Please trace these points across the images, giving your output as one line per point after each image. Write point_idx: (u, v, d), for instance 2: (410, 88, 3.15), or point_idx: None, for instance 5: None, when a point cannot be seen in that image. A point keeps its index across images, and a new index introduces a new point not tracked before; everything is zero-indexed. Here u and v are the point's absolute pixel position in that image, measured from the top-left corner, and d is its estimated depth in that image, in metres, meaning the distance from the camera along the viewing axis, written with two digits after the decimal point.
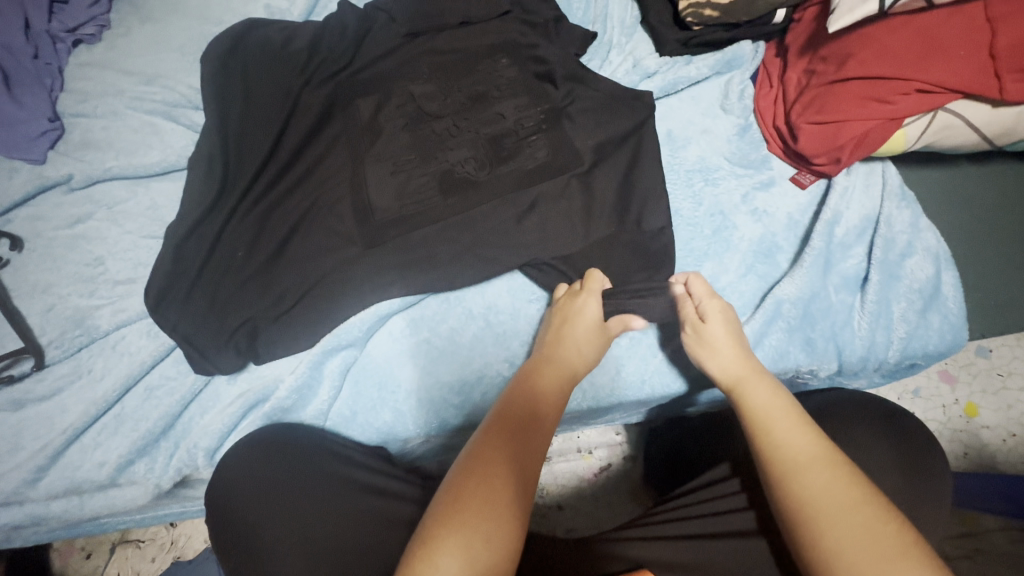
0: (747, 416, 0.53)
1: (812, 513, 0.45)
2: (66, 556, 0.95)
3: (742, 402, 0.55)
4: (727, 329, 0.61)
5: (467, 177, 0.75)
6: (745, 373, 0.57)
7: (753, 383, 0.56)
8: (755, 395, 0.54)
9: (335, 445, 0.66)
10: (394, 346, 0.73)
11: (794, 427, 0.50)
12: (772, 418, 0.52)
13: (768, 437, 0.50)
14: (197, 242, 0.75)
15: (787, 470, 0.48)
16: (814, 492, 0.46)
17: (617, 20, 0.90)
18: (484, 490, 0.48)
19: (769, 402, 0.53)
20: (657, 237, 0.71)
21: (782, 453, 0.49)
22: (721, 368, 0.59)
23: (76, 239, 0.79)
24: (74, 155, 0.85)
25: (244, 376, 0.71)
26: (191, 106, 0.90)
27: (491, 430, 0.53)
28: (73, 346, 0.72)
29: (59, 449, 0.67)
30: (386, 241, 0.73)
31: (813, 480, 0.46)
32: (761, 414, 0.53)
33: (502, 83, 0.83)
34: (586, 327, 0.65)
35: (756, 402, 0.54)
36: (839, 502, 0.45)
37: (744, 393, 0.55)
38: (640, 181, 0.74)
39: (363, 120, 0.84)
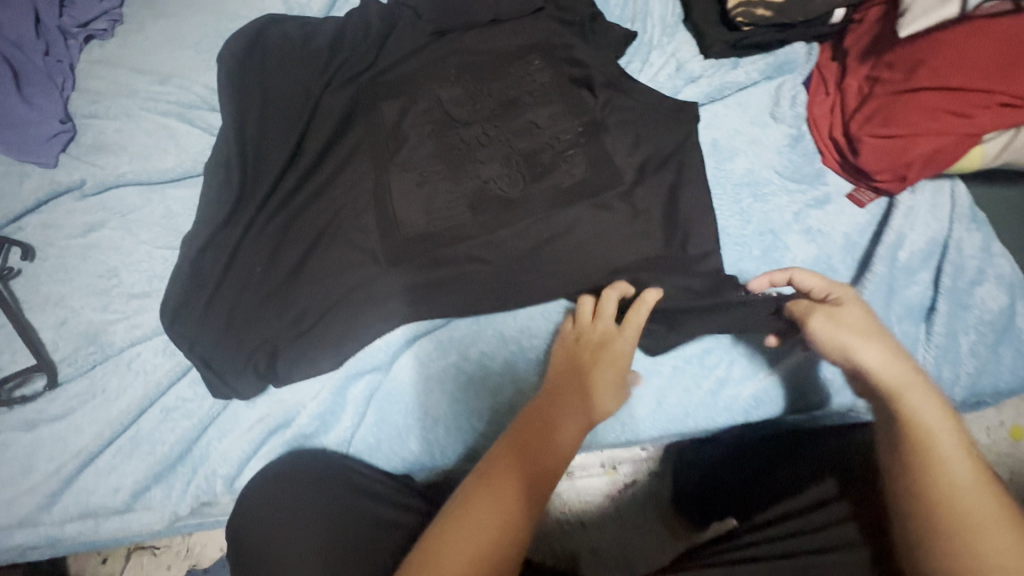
0: (918, 435, 0.44)
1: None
2: (81, 565, 0.94)
3: (909, 412, 0.45)
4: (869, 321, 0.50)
5: (501, 194, 0.73)
6: (908, 380, 0.46)
7: (920, 395, 0.45)
8: (919, 409, 0.45)
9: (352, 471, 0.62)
10: (421, 371, 0.68)
11: (973, 466, 0.42)
12: (937, 447, 0.43)
13: (938, 475, 0.42)
14: (214, 255, 0.71)
15: (961, 523, 0.40)
16: (988, 557, 0.39)
17: (657, 19, 0.84)
18: (500, 500, 0.43)
19: (937, 423, 0.44)
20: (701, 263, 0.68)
21: (953, 497, 0.41)
22: (872, 364, 0.47)
23: (89, 249, 0.76)
24: (88, 159, 0.82)
25: (262, 399, 0.67)
26: (207, 107, 0.86)
27: (519, 433, 0.48)
28: (87, 363, 0.68)
29: (72, 474, 0.64)
30: (412, 257, 0.70)
31: (990, 541, 0.39)
32: (927, 436, 0.44)
33: (535, 88, 0.79)
34: (620, 360, 0.54)
35: (925, 420, 0.44)
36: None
37: (909, 405, 0.45)
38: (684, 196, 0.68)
39: (388, 126, 0.80)
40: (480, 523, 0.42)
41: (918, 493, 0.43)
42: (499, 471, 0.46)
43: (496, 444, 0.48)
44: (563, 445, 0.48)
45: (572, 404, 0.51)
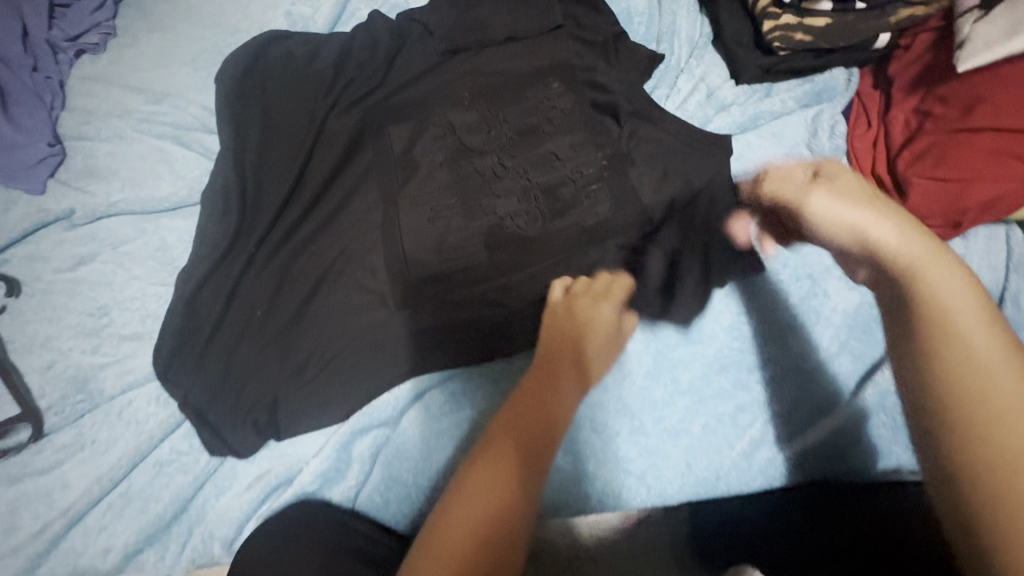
0: (921, 311, 0.37)
1: (1002, 462, 0.31)
2: None
3: (916, 290, 0.38)
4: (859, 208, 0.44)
5: (518, 232, 0.68)
6: (921, 261, 0.39)
7: (938, 275, 0.38)
8: (934, 285, 0.38)
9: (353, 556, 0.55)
10: (433, 425, 0.64)
11: (991, 349, 0.35)
12: (952, 324, 0.36)
13: (955, 355, 0.35)
14: (210, 294, 0.66)
15: (983, 406, 0.33)
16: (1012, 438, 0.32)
17: (685, 39, 0.79)
18: (507, 475, 0.41)
19: (953, 297, 0.37)
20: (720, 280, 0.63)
21: (969, 370, 0.34)
22: (883, 250, 0.41)
23: (78, 284, 0.71)
24: (78, 185, 0.77)
25: (264, 454, 0.63)
26: (205, 129, 0.81)
27: (519, 411, 0.47)
28: (75, 412, 0.64)
29: (58, 535, 0.60)
30: (423, 300, 0.66)
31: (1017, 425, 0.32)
32: (942, 312, 0.37)
33: (554, 115, 0.74)
34: (603, 333, 0.58)
35: (942, 296, 0.37)
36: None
37: (926, 285, 0.38)
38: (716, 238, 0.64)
39: (396, 152, 0.75)
40: (487, 505, 0.40)
41: (929, 372, 0.35)
42: (501, 446, 0.44)
43: (495, 421, 0.47)
44: (558, 409, 0.49)
45: (562, 371, 0.53)
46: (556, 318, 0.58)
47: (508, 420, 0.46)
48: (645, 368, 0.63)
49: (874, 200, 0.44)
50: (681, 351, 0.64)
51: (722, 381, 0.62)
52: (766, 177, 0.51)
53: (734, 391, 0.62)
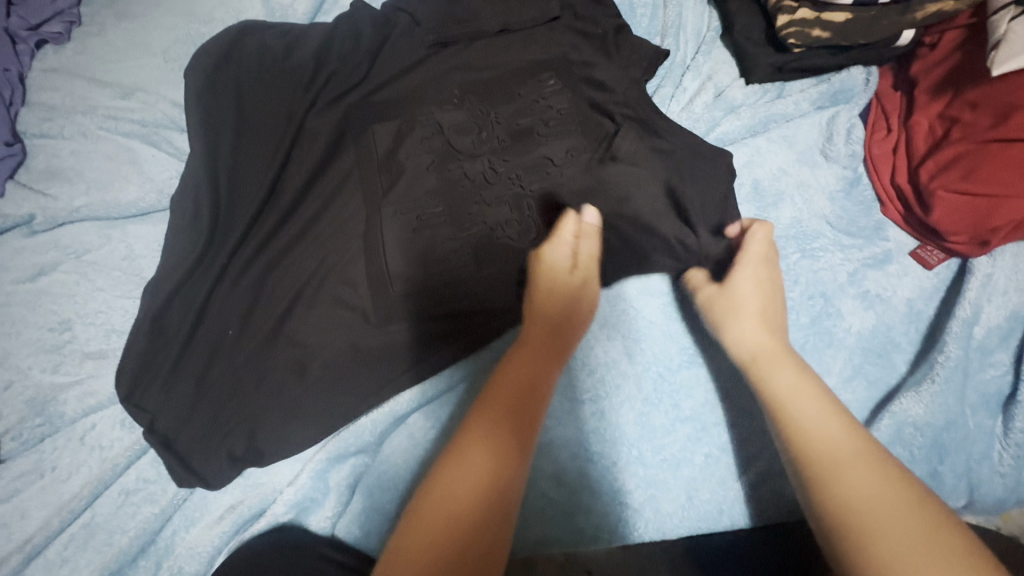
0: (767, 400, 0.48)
1: (849, 516, 0.39)
2: None
3: (761, 385, 0.49)
4: (756, 289, 0.55)
5: (510, 244, 0.63)
6: (764, 352, 0.51)
7: (773, 362, 0.50)
8: (772, 381, 0.48)
9: None
10: (421, 454, 0.59)
11: (832, 424, 0.44)
12: (799, 414, 0.45)
13: (798, 437, 0.44)
14: (181, 310, 0.63)
15: (824, 472, 0.41)
16: (854, 493, 0.39)
17: (691, 33, 0.73)
18: (485, 447, 0.43)
19: (795, 388, 0.47)
20: None
21: (814, 449, 0.43)
22: (741, 342, 0.52)
23: (38, 297, 0.66)
24: (39, 188, 0.72)
25: (237, 483, 0.59)
26: (176, 127, 0.75)
27: (494, 398, 0.47)
28: (34, 437, 0.60)
29: (14, 571, 0.55)
30: (406, 317, 0.61)
31: (851, 480, 0.40)
32: (782, 406, 0.46)
33: (550, 116, 0.69)
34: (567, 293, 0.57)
35: (777, 391, 0.47)
36: (875, 504, 0.38)
37: (762, 374, 0.49)
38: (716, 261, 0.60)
39: (380, 155, 0.70)
40: (466, 480, 0.41)
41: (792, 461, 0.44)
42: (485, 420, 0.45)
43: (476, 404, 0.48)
44: (545, 383, 0.50)
45: (548, 349, 0.53)
46: (540, 286, 0.57)
47: (493, 399, 0.47)
48: (644, 390, 0.59)
49: (773, 308, 0.54)
50: (684, 374, 0.60)
51: (727, 408, 0.59)
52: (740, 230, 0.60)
53: (739, 420, 0.58)
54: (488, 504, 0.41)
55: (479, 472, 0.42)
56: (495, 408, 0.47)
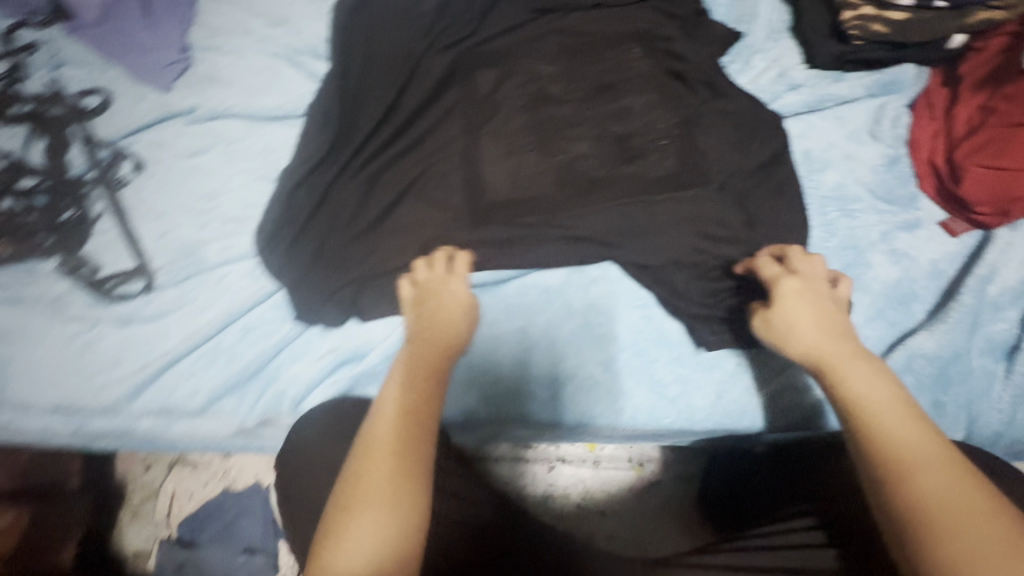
0: (841, 394, 0.45)
1: (926, 519, 0.37)
2: None
3: (835, 379, 0.47)
4: (802, 301, 0.53)
5: (588, 173, 0.74)
6: (831, 348, 0.49)
7: (843, 358, 0.48)
8: (856, 379, 0.46)
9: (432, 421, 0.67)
10: (490, 331, 0.72)
11: (902, 420, 0.42)
12: (883, 411, 0.43)
13: (868, 423, 0.42)
14: (307, 193, 0.75)
15: (898, 467, 0.40)
16: (934, 499, 0.38)
17: (764, 23, 0.84)
18: (382, 470, 0.44)
19: (874, 387, 0.45)
20: (769, 239, 0.70)
21: (895, 447, 0.41)
22: (803, 342, 0.51)
23: (192, 171, 0.81)
24: (199, 88, 0.87)
25: (336, 331, 0.73)
26: (313, 54, 0.89)
27: (376, 442, 0.46)
28: (180, 275, 0.74)
29: (157, 370, 0.70)
30: (491, 222, 0.73)
31: (933, 483, 0.39)
32: (858, 403, 0.44)
33: (633, 76, 0.80)
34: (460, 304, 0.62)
35: (867, 390, 0.44)
36: (959, 502, 0.38)
37: (835, 369, 0.47)
38: (757, 213, 0.71)
39: (482, 94, 0.83)
40: (361, 517, 0.43)
41: (867, 453, 0.42)
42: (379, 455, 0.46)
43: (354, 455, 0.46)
44: (437, 384, 0.52)
45: (435, 356, 0.55)
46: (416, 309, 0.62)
47: (373, 449, 0.46)
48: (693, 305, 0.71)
49: (841, 323, 0.51)
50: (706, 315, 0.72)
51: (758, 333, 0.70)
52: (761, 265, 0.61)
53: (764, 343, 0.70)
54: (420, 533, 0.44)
55: (367, 514, 0.43)
56: (386, 429, 0.47)
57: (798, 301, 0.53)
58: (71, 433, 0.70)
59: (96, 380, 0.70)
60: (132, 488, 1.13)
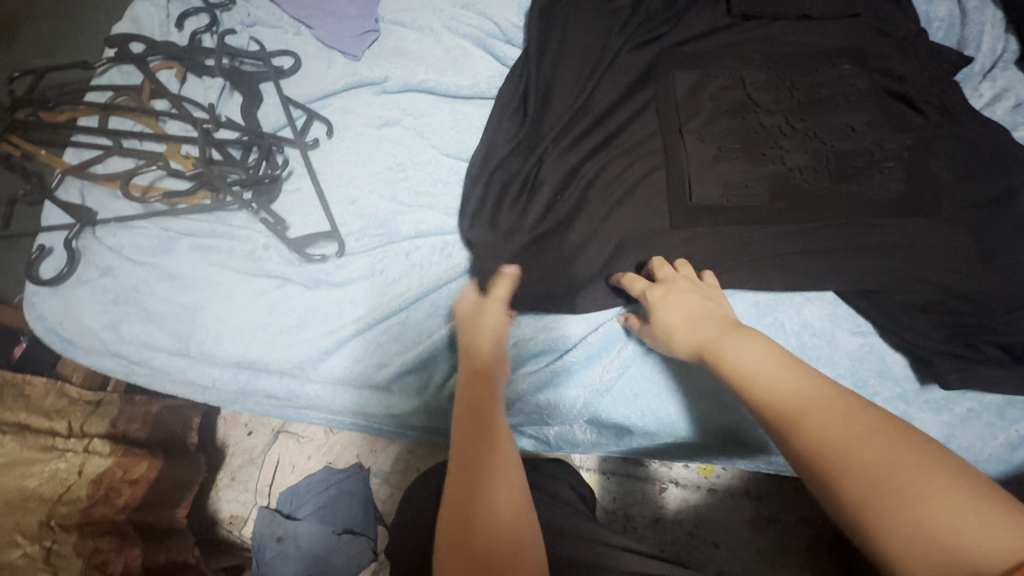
0: (730, 380, 0.51)
1: (828, 461, 0.41)
2: (230, 427, 1.02)
3: (723, 364, 0.52)
4: (674, 293, 0.60)
5: (803, 186, 0.70)
6: (714, 333, 0.56)
7: (725, 341, 0.54)
8: (732, 355, 0.52)
9: (634, 426, 0.67)
10: None
11: (785, 378, 0.48)
12: (760, 376, 0.49)
13: (756, 395, 0.48)
14: (506, 180, 0.75)
15: (789, 423, 0.45)
16: (817, 437, 0.43)
17: (987, 51, 0.79)
18: (466, 456, 0.52)
19: (762, 362, 0.50)
20: (1010, 278, 0.64)
21: (776, 405, 0.46)
22: (683, 342, 0.58)
23: (382, 141, 0.80)
24: (387, 60, 0.87)
25: (528, 321, 0.70)
26: (502, 39, 0.88)
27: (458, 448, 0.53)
28: (372, 243, 0.72)
29: (344, 338, 0.69)
30: (699, 224, 0.70)
31: (817, 423, 0.43)
32: (744, 377, 0.50)
33: (850, 92, 0.76)
34: (472, 316, 0.66)
35: (743, 365, 0.51)
36: (848, 431, 0.42)
37: (722, 356, 0.53)
38: (992, 246, 0.66)
39: (678, 95, 0.80)
40: (462, 501, 0.49)
41: (762, 417, 0.48)
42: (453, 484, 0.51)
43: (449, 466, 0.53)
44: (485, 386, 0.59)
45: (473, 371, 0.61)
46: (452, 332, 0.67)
47: (460, 449, 0.53)
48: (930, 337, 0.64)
49: (710, 309, 0.59)
50: (873, 383, 0.66)
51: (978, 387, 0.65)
52: (620, 279, 0.66)
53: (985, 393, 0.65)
54: (521, 503, 0.50)
55: (468, 497, 0.49)
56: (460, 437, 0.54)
57: (673, 301, 0.60)
58: (240, 389, 0.70)
59: (280, 340, 0.69)
60: (234, 449, 1.01)
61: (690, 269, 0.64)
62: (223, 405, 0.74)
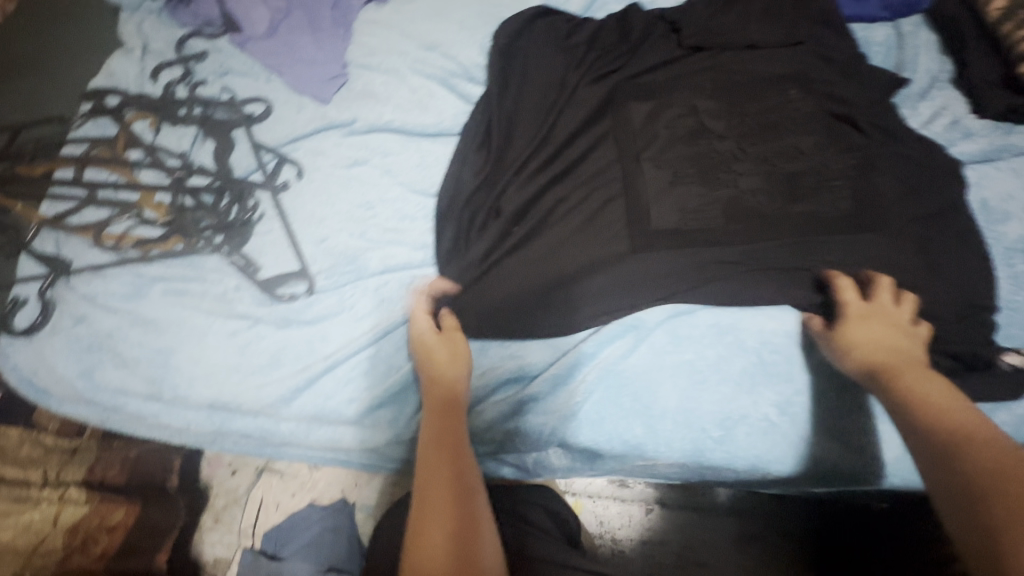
0: (903, 400, 0.54)
1: (983, 481, 0.44)
2: (214, 467, 0.99)
3: (900, 386, 0.55)
4: (886, 322, 0.62)
5: (757, 208, 0.73)
6: (898, 362, 0.58)
7: (904, 369, 0.56)
8: (913, 382, 0.55)
9: (602, 449, 0.68)
10: (654, 359, 0.69)
11: (960, 412, 0.51)
12: (931, 403, 0.52)
13: (937, 415, 0.51)
14: (472, 215, 0.77)
15: (949, 444, 0.48)
16: (977, 464, 0.45)
17: (924, 72, 0.83)
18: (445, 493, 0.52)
19: (942, 397, 0.53)
20: (954, 290, 0.67)
21: (956, 428, 0.49)
22: (863, 357, 0.60)
23: (351, 180, 0.82)
24: (355, 102, 0.90)
25: (495, 350, 0.72)
26: (465, 78, 0.92)
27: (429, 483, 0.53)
28: (340, 280, 0.74)
29: (314, 375, 0.70)
30: (658, 247, 0.72)
31: (983, 452, 0.46)
32: (923, 403, 0.52)
33: (796, 116, 0.80)
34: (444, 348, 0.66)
35: (925, 395, 0.53)
36: (1011, 463, 0.45)
37: (902, 380, 0.55)
38: (935, 258, 0.69)
39: (636, 124, 0.83)
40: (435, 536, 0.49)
41: (922, 433, 0.50)
42: (427, 508, 0.51)
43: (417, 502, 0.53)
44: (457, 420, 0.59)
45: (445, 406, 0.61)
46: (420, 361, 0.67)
47: (431, 487, 0.53)
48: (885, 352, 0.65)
49: (904, 342, 0.60)
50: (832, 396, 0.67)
51: None
52: (835, 285, 0.66)
53: None
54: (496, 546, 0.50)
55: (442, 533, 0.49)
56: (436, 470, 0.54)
57: (870, 322, 0.62)
58: (214, 431, 0.71)
59: (252, 380, 0.71)
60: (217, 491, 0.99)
61: (888, 293, 0.64)
62: (198, 448, 0.74)
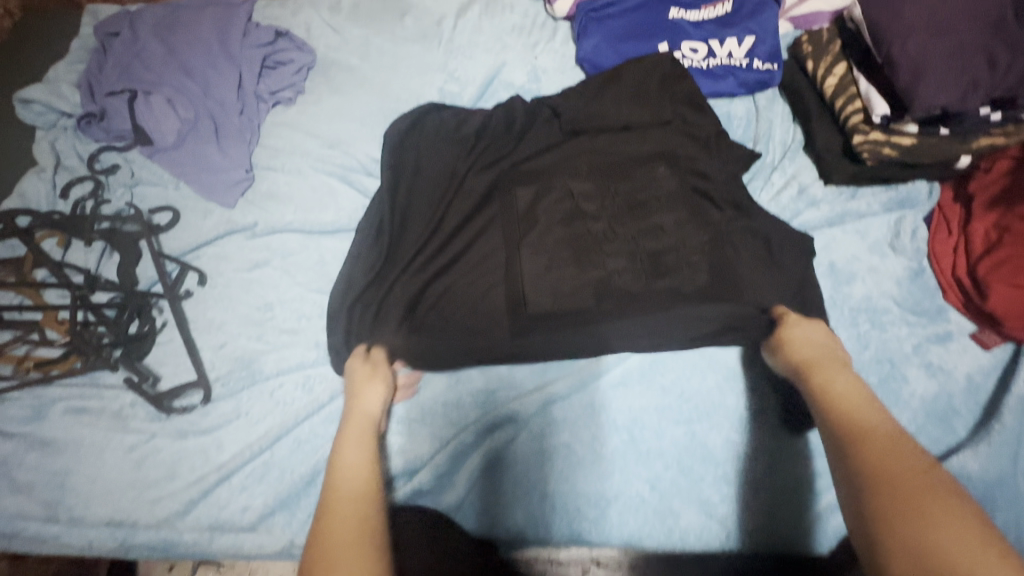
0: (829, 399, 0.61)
1: (875, 480, 0.50)
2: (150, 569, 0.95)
3: (826, 386, 0.63)
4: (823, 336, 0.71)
5: (625, 288, 0.78)
6: (823, 360, 0.67)
7: (832, 372, 0.65)
8: (835, 383, 0.63)
9: (486, 538, 0.71)
10: (531, 446, 0.74)
11: (874, 413, 0.58)
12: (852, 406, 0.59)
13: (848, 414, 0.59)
14: (361, 310, 0.80)
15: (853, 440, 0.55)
16: (869, 462, 0.52)
17: (778, 142, 0.92)
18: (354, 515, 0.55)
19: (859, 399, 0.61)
20: None
21: (856, 432, 0.56)
22: (798, 361, 0.68)
23: (252, 283, 0.86)
24: (259, 205, 0.95)
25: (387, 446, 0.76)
26: (363, 172, 0.98)
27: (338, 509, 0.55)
28: (236, 386, 0.78)
29: (210, 486, 0.72)
30: (534, 333, 0.77)
31: (875, 450, 0.53)
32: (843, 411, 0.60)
33: (661, 195, 0.85)
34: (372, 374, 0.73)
35: (836, 391, 0.62)
36: (906, 467, 0.50)
37: (824, 381, 0.64)
38: None
39: (521, 209, 0.87)
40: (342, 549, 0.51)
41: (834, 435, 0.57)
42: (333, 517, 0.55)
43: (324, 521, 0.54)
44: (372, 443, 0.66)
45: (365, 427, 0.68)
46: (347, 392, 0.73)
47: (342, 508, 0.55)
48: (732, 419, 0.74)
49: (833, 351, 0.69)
50: (698, 466, 0.73)
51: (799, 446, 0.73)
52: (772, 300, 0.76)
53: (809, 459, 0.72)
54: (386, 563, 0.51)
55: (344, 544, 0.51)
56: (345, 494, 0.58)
57: (803, 326, 0.71)
58: (115, 546, 0.70)
59: (149, 495, 0.72)
60: None
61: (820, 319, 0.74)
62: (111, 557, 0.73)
